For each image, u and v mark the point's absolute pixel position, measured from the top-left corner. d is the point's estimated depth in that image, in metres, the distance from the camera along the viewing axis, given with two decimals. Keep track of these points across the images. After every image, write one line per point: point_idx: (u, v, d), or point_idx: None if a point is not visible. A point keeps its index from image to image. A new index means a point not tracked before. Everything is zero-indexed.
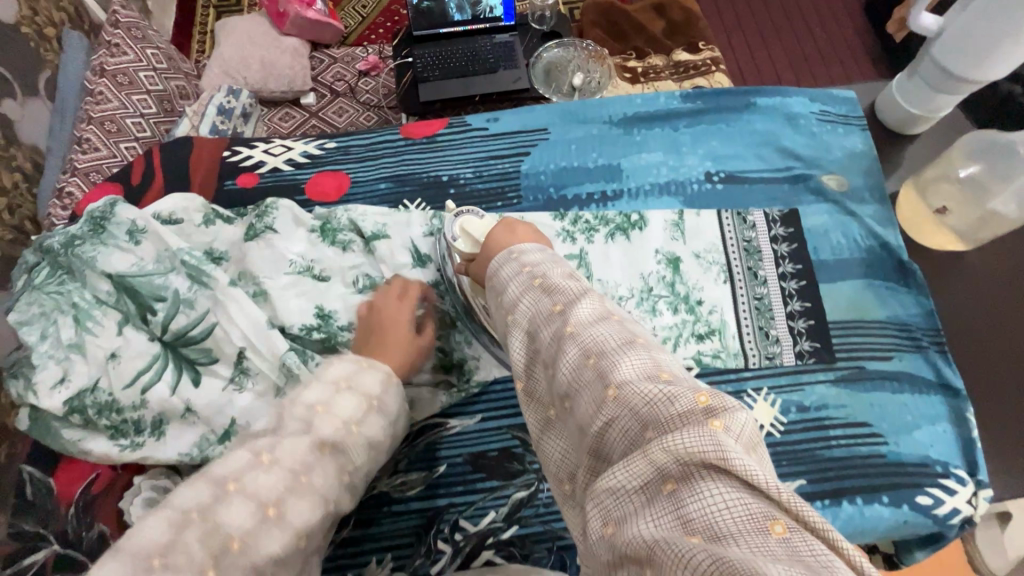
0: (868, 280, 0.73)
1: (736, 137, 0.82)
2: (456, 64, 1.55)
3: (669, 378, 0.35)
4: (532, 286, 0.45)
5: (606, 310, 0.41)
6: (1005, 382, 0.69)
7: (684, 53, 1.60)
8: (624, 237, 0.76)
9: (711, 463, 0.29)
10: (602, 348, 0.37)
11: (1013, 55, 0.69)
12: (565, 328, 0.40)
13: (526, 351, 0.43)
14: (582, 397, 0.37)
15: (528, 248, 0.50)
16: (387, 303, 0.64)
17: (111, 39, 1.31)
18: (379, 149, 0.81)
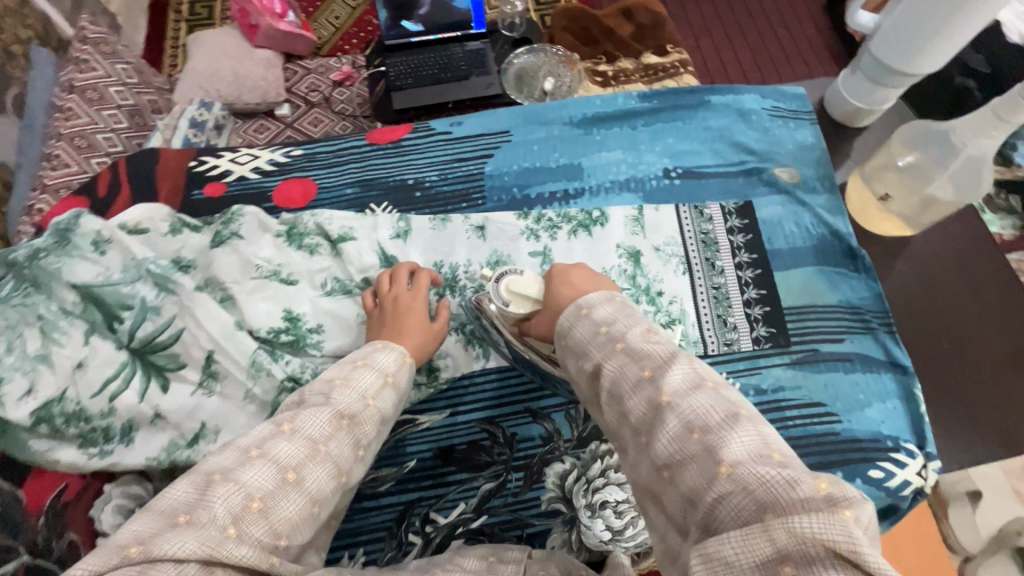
0: (820, 266, 0.76)
1: (692, 133, 0.85)
2: (428, 72, 1.57)
3: (781, 460, 0.37)
4: (614, 349, 0.46)
5: (700, 376, 0.43)
6: (946, 358, 0.73)
7: (653, 55, 1.65)
8: (587, 233, 0.78)
9: (838, 550, 0.30)
10: (706, 422, 0.39)
11: (942, 53, 0.73)
12: (658, 399, 0.42)
13: (615, 413, 0.45)
14: (691, 470, 0.38)
15: (596, 300, 0.51)
16: (402, 294, 0.67)
17: (80, 55, 1.32)
18: (345, 155, 0.83)
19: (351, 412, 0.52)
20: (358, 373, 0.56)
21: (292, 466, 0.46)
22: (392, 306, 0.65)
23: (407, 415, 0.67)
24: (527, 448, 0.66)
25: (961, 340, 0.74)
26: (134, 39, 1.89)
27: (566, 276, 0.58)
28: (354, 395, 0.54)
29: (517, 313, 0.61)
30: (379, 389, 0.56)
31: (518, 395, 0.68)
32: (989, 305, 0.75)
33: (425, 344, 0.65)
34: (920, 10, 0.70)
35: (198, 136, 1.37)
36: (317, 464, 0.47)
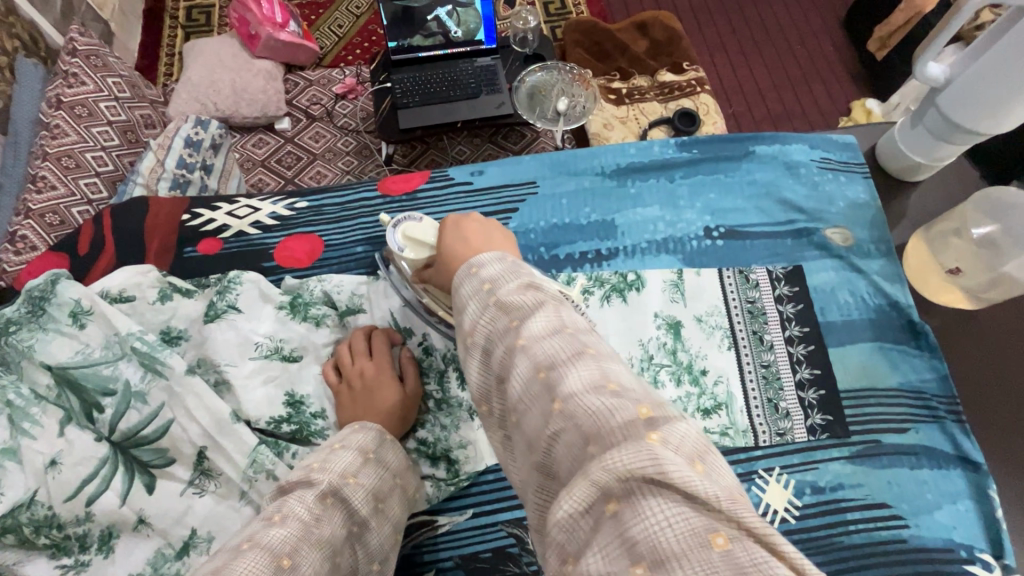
0: (878, 343, 0.69)
1: (735, 188, 0.77)
2: (436, 89, 1.49)
3: (619, 389, 0.31)
4: (488, 304, 0.38)
5: (561, 320, 0.36)
6: (1021, 453, 0.65)
7: (669, 74, 1.59)
8: (620, 299, 0.71)
9: (650, 478, 0.26)
10: (552, 360, 0.33)
11: (1022, 111, 0.65)
12: (513, 343, 0.35)
13: (483, 373, 0.38)
14: (532, 413, 0.33)
15: (486, 258, 0.41)
16: (362, 365, 0.61)
17: (69, 69, 1.23)
18: (356, 208, 0.75)
19: (333, 489, 0.48)
20: (336, 455, 0.51)
21: (286, 551, 0.42)
22: (357, 388, 0.59)
23: (426, 516, 0.60)
24: None
25: None
26: (127, 46, 1.79)
27: (459, 227, 0.50)
28: (334, 475, 0.49)
29: (412, 259, 0.59)
30: (359, 466, 0.51)
31: None
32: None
33: (398, 420, 0.59)
34: (1003, 61, 0.63)
35: (194, 155, 1.28)
36: (311, 549, 0.43)
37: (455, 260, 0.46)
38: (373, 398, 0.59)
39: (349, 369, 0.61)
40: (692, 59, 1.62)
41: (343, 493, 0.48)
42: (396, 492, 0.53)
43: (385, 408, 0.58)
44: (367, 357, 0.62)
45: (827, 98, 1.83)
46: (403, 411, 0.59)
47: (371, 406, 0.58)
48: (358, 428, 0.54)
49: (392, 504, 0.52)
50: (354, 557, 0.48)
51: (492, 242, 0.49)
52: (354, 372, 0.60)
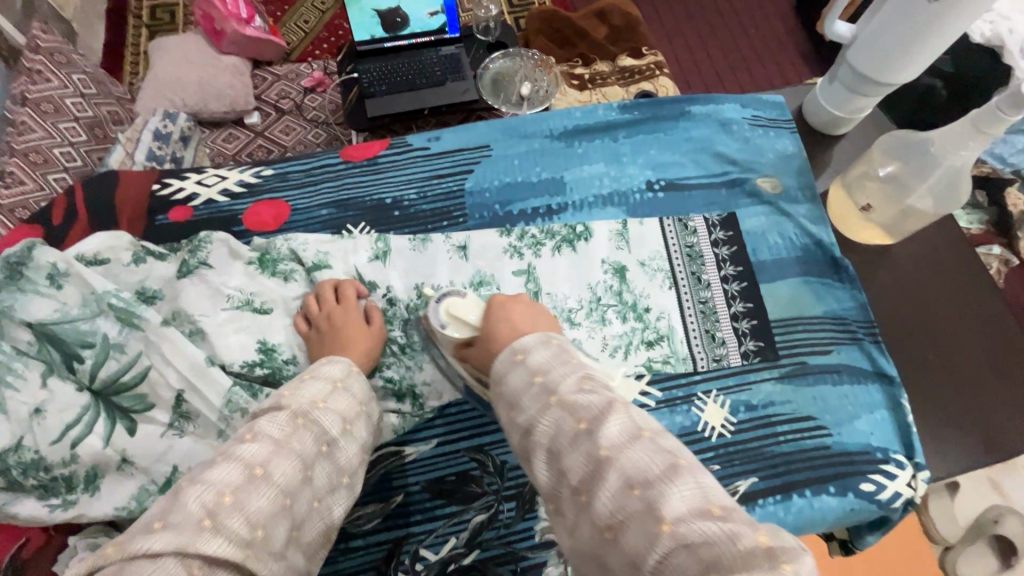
0: (804, 278, 0.76)
1: (674, 144, 0.84)
2: (403, 78, 1.53)
3: (720, 514, 0.36)
4: (549, 404, 0.44)
5: (636, 425, 0.41)
6: (930, 367, 0.73)
7: (628, 58, 1.66)
8: (571, 249, 0.76)
9: None
10: (646, 477, 0.38)
11: (919, 61, 0.72)
12: (595, 454, 0.40)
13: (553, 476, 0.42)
14: (633, 531, 0.36)
15: (531, 344, 0.49)
16: (331, 310, 0.66)
17: (32, 65, 1.23)
18: (319, 174, 0.79)
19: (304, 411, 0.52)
20: (305, 385, 0.55)
21: (257, 462, 0.46)
22: (329, 328, 0.64)
23: (394, 447, 0.65)
24: (518, 476, 0.64)
25: (947, 354, 0.73)
26: (91, 46, 1.80)
27: (509, 311, 0.57)
28: (304, 399, 0.53)
29: (455, 337, 0.60)
30: (328, 394, 0.55)
31: None
32: (975, 321, 0.75)
33: (363, 361, 0.64)
34: (897, 14, 0.69)
35: (163, 148, 1.31)
36: (282, 459, 0.48)
37: (500, 340, 0.53)
38: (341, 334, 0.63)
39: (319, 314, 0.66)
40: (649, 44, 1.69)
41: (312, 416, 0.52)
42: (363, 418, 0.58)
43: (351, 349, 0.63)
44: (336, 303, 0.67)
45: (780, 78, 1.91)
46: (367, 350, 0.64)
47: (339, 345, 0.63)
48: (327, 360, 0.59)
49: (360, 428, 0.57)
50: (325, 471, 0.52)
51: (533, 321, 0.56)
52: (324, 316, 0.65)
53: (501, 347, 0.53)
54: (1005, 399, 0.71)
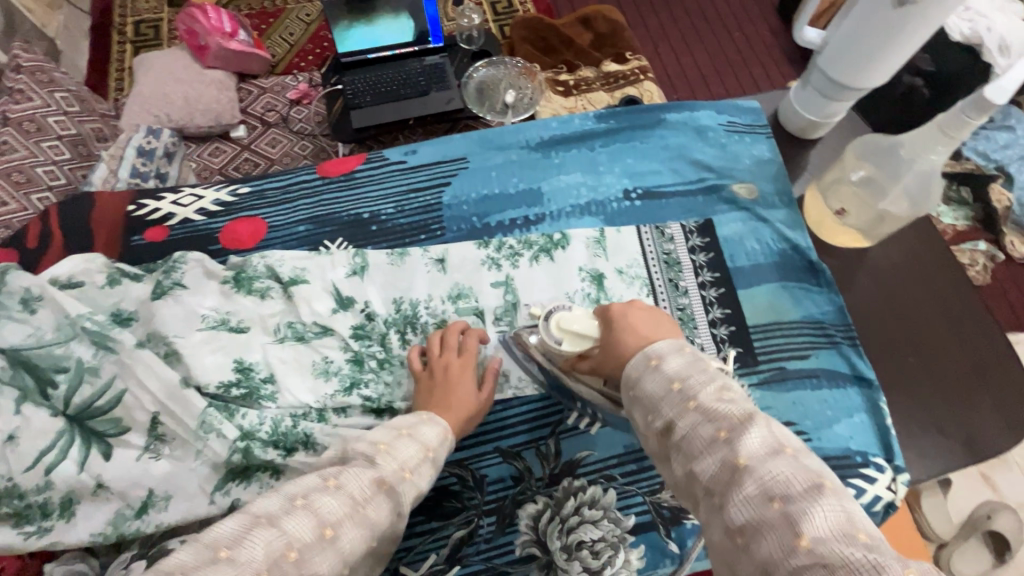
0: (782, 283, 0.76)
1: (651, 153, 0.84)
2: (387, 88, 1.54)
3: (868, 541, 0.35)
4: (687, 410, 0.44)
5: (778, 441, 0.41)
6: (907, 367, 0.73)
7: (613, 63, 1.65)
8: (549, 258, 0.77)
9: None
10: (787, 491, 0.37)
11: (886, 66, 0.73)
12: (692, 405, 0.44)
13: (688, 476, 0.43)
14: (768, 539, 0.36)
15: (665, 350, 0.49)
16: (452, 366, 0.65)
17: (15, 85, 1.28)
18: (296, 191, 0.79)
19: (392, 479, 0.50)
20: (401, 442, 0.54)
21: (331, 522, 0.44)
22: (444, 383, 0.63)
23: None
24: (497, 490, 0.64)
25: (930, 354, 0.74)
26: (75, 62, 1.80)
27: (628, 316, 0.55)
28: (395, 464, 0.51)
29: (571, 351, 0.60)
30: (419, 462, 0.54)
31: (486, 436, 0.66)
32: (956, 321, 0.76)
33: (469, 420, 0.63)
34: (860, 22, 0.70)
35: (147, 164, 1.30)
36: (355, 525, 0.46)
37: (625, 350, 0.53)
38: (449, 394, 0.62)
39: (436, 361, 0.65)
40: (633, 49, 1.70)
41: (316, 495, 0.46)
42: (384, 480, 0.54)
43: (461, 408, 0.62)
44: (456, 353, 0.66)
45: (764, 79, 1.93)
46: (476, 411, 0.63)
47: (449, 399, 0.62)
48: (427, 421, 0.58)
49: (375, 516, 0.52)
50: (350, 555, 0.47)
51: (654, 324, 0.55)
52: (441, 364, 0.64)
53: (629, 354, 0.52)
54: (986, 395, 0.73)
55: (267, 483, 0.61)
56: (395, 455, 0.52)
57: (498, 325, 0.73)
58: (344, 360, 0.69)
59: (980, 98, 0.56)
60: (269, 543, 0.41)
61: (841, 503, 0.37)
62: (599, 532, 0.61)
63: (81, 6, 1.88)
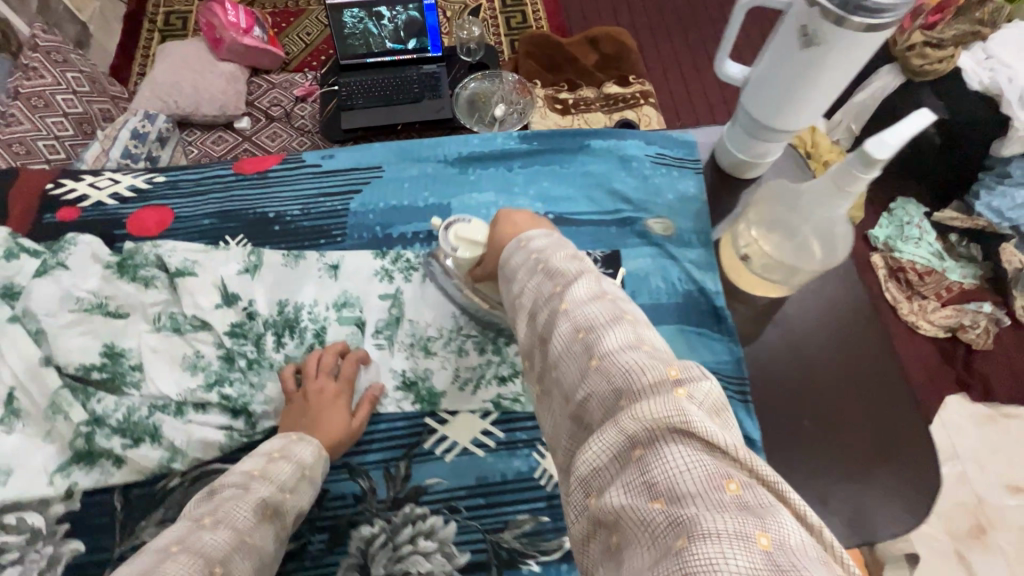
0: (680, 326, 0.73)
1: (569, 178, 0.82)
2: (381, 92, 1.56)
3: (651, 349, 0.38)
4: (537, 271, 0.46)
5: (601, 290, 0.43)
6: (803, 432, 0.68)
7: (614, 86, 1.62)
8: (443, 276, 0.75)
9: (674, 426, 0.31)
10: (591, 324, 0.40)
11: (807, 106, 0.68)
12: (541, 266, 0.46)
13: (530, 334, 0.45)
14: (572, 370, 0.39)
15: (536, 235, 0.50)
16: (323, 386, 0.64)
17: (30, 63, 1.33)
18: (209, 184, 0.81)
19: (274, 503, 0.51)
20: (275, 465, 0.55)
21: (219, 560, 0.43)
22: (311, 404, 0.63)
23: (217, 464, 0.64)
24: (335, 507, 0.62)
25: (830, 423, 0.68)
26: (105, 45, 1.90)
27: (510, 211, 0.58)
28: (274, 487, 0.52)
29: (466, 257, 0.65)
30: (297, 482, 0.55)
31: None
32: (864, 390, 0.70)
33: (340, 446, 0.62)
34: (776, 56, 0.66)
35: (139, 147, 1.36)
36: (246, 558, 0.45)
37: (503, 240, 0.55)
38: (319, 416, 0.62)
39: (310, 383, 0.65)
40: (637, 73, 1.66)
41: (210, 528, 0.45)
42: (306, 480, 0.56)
43: (331, 431, 0.61)
44: (332, 379, 0.66)
45: None
46: (344, 438, 0.62)
47: (317, 423, 0.62)
48: (297, 440, 0.58)
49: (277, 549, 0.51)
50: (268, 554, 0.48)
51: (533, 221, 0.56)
52: (313, 389, 0.64)
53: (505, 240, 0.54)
54: (883, 475, 0.66)
55: (107, 470, 0.62)
56: (270, 479, 0.53)
57: (377, 338, 0.71)
58: (215, 356, 0.69)
59: (862, 152, 0.52)
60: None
61: (635, 329, 0.39)
62: (428, 566, 0.59)
63: None
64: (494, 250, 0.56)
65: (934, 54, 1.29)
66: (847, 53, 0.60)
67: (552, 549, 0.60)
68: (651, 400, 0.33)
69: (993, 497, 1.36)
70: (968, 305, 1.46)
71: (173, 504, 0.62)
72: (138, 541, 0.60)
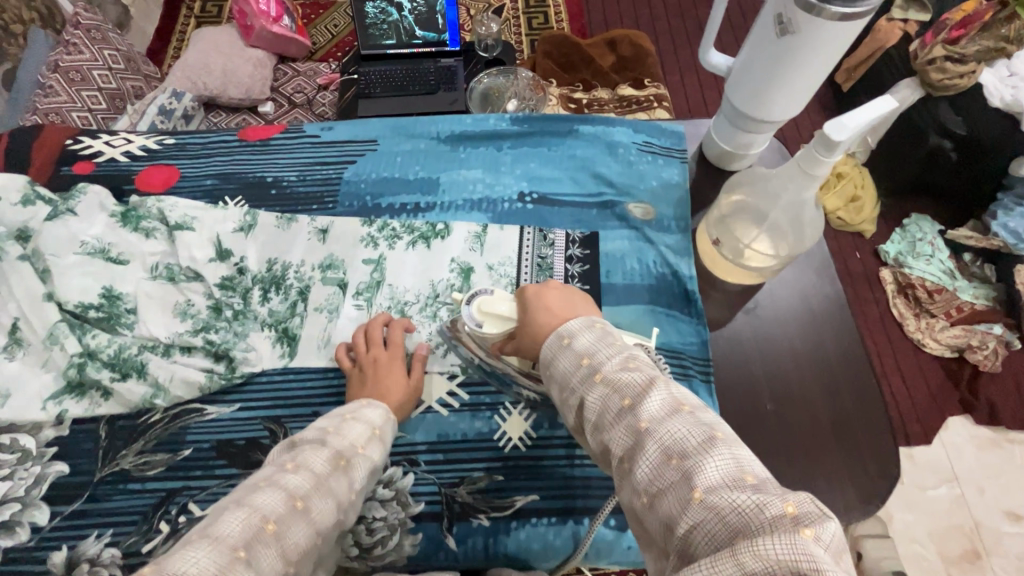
0: (650, 307, 0.74)
1: (555, 160, 0.85)
2: (397, 82, 1.55)
3: (754, 482, 0.37)
4: (594, 381, 0.47)
5: (677, 400, 0.43)
6: (763, 415, 0.68)
7: (629, 88, 1.64)
8: (425, 245, 0.78)
9: (799, 570, 0.30)
10: (683, 448, 0.40)
11: (788, 96, 0.69)
12: (595, 374, 0.47)
13: (604, 446, 0.45)
14: (669, 498, 0.38)
15: (576, 328, 0.51)
16: (379, 357, 0.66)
17: (71, 39, 1.39)
18: (214, 148, 0.86)
19: (346, 454, 0.54)
20: (348, 426, 0.57)
21: (302, 494, 0.48)
22: (369, 374, 0.65)
23: (197, 404, 0.68)
24: None
25: (790, 409, 0.69)
26: (144, 28, 1.99)
27: (541, 297, 0.57)
28: (347, 442, 0.55)
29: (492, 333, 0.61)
30: (368, 440, 0.57)
31: (311, 399, 0.68)
32: (831, 379, 0.71)
33: (404, 404, 0.65)
34: (757, 47, 0.68)
35: (166, 123, 1.44)
36: (322, 496, 0.49)
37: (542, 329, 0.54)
38: (382, 384, 0.65)
39: (364, 356, 0.67)
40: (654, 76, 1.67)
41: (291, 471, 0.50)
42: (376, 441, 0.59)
43: (393, 392, 0.65)
44: (383, 347, 0.68)
45: None
46: (408, 398, 0.65)
47: (380, 391, 0.64)
48: (368, 406, 0.61)
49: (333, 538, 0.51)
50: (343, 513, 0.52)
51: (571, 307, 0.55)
52: (369, 360, 0.66)
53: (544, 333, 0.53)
54: (841, 462, 0.66)
55: (96, 400, 0.66)
56: (344, 436, 0.56)
57: (357, 299, 0.74)
58: (205, 305, 0.73)
59: (822, 135, 0.53)
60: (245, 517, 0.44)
61: (733, 455, 0.39)
62: (383, 513, 0.61)
63: None
64: (532, 336, 0.55)
65: (955, 68, 1.26)
66: (822, 43, 0.62)
67: (505, 506, 0.63)
68: (772, 539, 0.31)
69: (990, 522, 1.29)
70: (979, 326, 1.43)
71: (153, 436, 0.66)
72: (118, 467, 0.64)
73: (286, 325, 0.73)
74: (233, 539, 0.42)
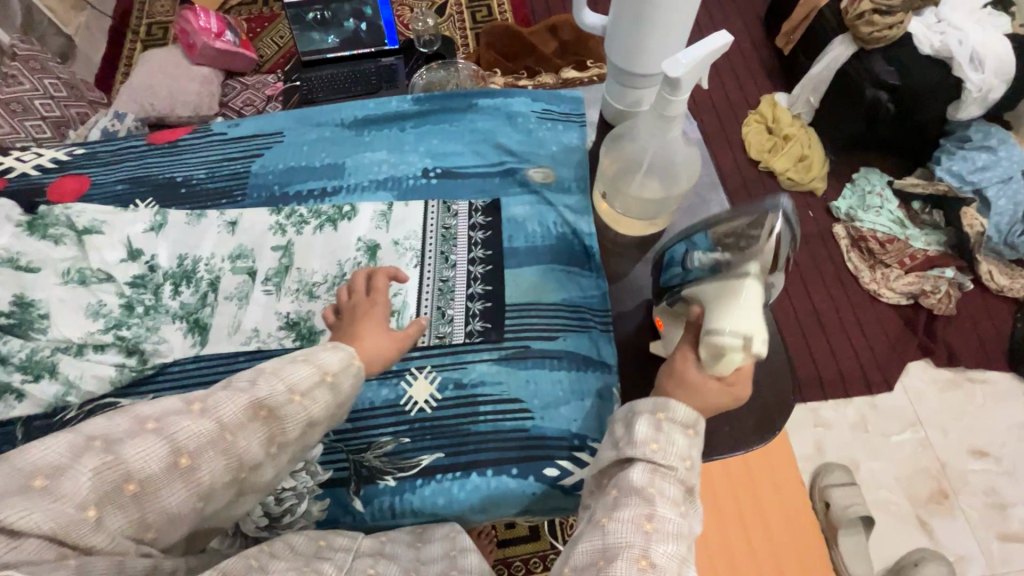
0: (551, 266, 0.76)
1: (457, 136, 0.87)
2: (338, 86, 1.51)
3: None
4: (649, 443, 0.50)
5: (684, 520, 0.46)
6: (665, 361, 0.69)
7: (572, 71, 1.57)
8: (332, 228, 0.80)
9: None
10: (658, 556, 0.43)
11: (659, 46, 0.73)
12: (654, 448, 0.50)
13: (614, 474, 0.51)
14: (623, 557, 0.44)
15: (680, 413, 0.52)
16: (364, 305, 0.60)
17: (8, 70, 1.40)
18: (123, 155, 0.88)
19: (271, 403, 0.44)
20: (291, 365, 0.46)
21: (189, 449, 0.39)
22: (349, 316, 0.59)
23: (110, 398, 0.69)
24: None
25: None
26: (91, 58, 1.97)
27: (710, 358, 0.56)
28: (281, 386, 0.45)
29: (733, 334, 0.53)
30: (312, 386, 0.46)
31: (223, 382, 0.70)
32: None
33: (381, 350, 0.56)
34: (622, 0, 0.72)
35: None
36: (217, 455, 0.40)
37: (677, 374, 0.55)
38: (363, 325, 0.58)
39: (346, 303, 0.62)
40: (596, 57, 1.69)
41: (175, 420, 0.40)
42: (322, 388, 0.47)
43: (366, 336, 0.56)
44: (365, 294, 0.62)
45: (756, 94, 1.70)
46: (388, 342, 0.57)
47: (353, 333, 0.57)
48: (328, 346, 0.49)
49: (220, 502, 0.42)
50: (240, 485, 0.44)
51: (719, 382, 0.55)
52: (349, 305, 0.61)
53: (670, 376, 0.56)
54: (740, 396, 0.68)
55: (10, 403, 0.68)
56: (282, 375, 0.45)
57: (266, 285, 0.76)
58: (117, 304, 0.74)
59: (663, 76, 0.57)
60: (99, 471, 0.35)
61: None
62: (292, 481, 0.62)
63: (104, 10, 2.08)
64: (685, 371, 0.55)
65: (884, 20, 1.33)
66: None
67: (409, 466, 0.65)
68: None
69: (956, 461, 1.24)
70: (931, 271, 1.40)
71: (66, 433, 0.67)
72: None
73: (197, 315, 0.75)
74: (83, 495, 0.34)
